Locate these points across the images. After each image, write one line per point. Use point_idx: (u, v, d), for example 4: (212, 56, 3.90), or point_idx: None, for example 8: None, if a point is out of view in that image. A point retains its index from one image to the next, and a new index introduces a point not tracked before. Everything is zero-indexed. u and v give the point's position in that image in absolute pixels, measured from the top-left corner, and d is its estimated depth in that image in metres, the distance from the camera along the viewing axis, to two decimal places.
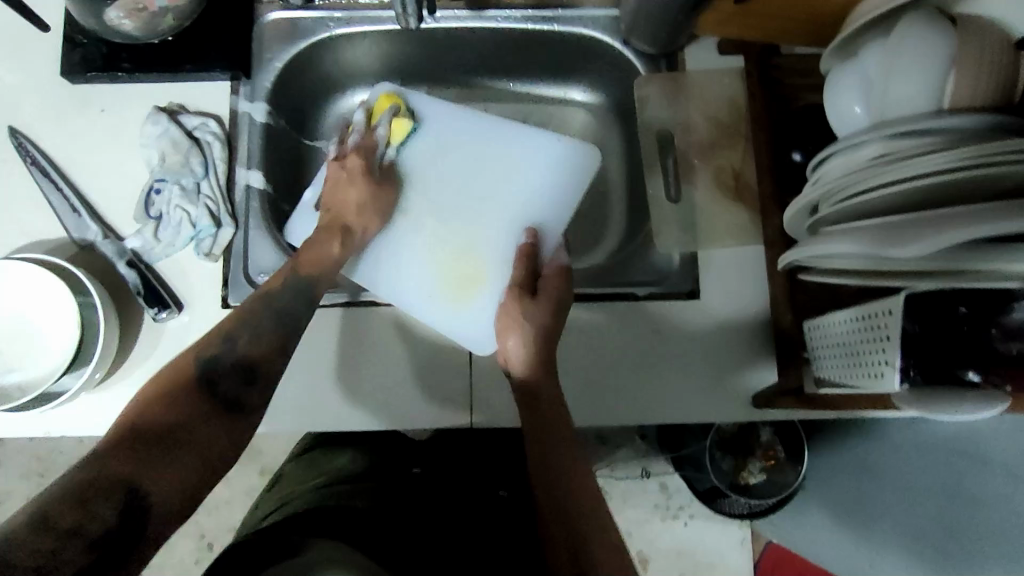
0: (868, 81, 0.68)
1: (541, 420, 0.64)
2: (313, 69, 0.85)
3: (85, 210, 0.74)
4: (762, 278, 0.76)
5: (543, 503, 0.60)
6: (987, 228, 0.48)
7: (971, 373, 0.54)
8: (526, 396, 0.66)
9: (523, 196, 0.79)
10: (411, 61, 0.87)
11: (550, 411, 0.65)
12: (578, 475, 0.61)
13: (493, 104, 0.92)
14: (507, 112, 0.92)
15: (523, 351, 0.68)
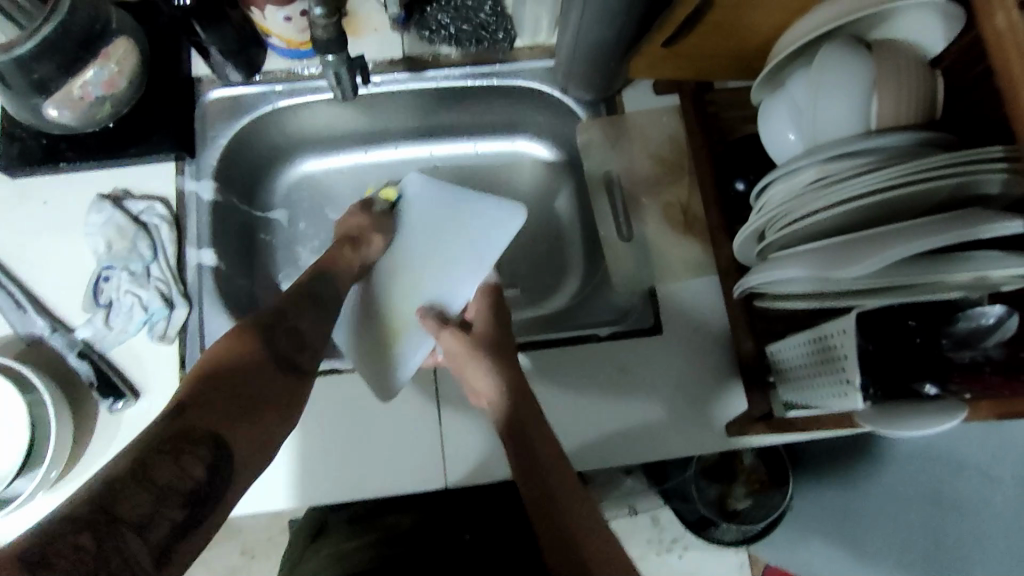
0: (797, 108, 0.70)
1: (523, 437, 0.65)
2: (259, 141, 0.85)
3: (30, 305, 0.72)
4: (720, 308, 0.77)
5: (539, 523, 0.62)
6: (932, 241, 0.50)
7: (930, 386, 0.54)
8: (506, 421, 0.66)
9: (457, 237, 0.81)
10: (356, 124, 0.88)
11: (534, 429, 0.65)
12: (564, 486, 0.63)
13: (441, 159, 0.93)
14: (455, 165, 0.93)
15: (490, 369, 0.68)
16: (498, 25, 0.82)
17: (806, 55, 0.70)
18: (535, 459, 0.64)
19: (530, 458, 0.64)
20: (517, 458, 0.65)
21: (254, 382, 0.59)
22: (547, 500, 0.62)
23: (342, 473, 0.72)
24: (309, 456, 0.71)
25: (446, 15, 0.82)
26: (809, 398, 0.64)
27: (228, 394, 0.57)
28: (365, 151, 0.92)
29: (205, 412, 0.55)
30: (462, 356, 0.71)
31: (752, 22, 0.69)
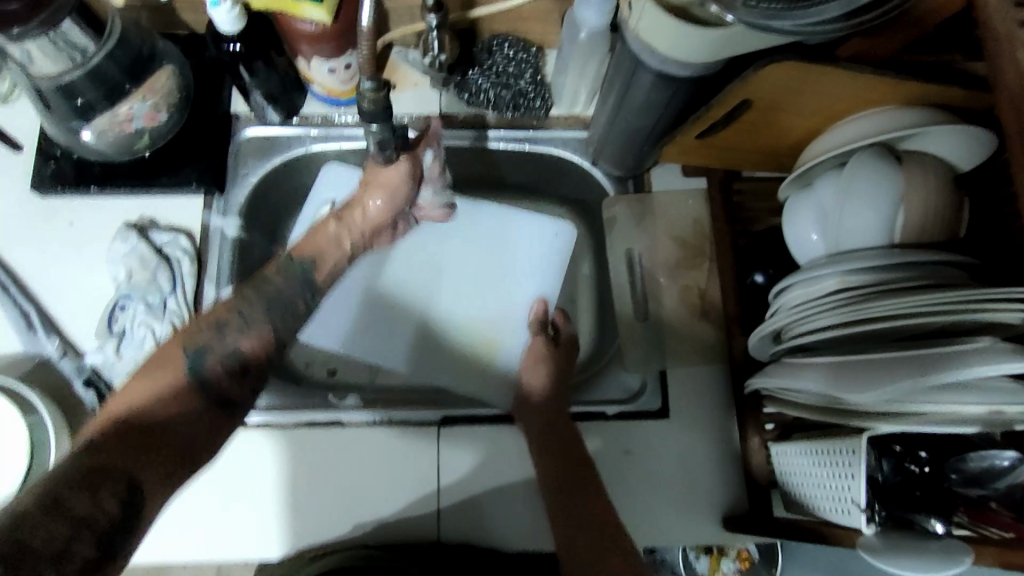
0: (823, 211, 0.70)
1: (557, 408, 0.74)
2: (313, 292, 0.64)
3: (41, 325, 0.72)
4: (726, 397, 0.77)
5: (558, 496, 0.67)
6: (949, 373, 0.51)
7: (936, 523, 0.55)
8: (545, 411, 0.73)
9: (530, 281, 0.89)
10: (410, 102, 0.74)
11: (572, 474, 0.68)
12: (576, 446, 0.71)
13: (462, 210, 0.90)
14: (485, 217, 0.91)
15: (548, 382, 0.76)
16: (536, 92, 0.83)
17: (837, 161, 0.71)
18: (567, 435, 0.72)
19: (561, 473, 0.68)
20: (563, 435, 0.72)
21: (172, 432, 0.55)
22: (576, 478, 0.68)
23: (345, 516, 0.72)
24: (315, 492, 0.72)
25: (486, 79, 0.82)
26: (810, 506, 0.64)
27: (140, 451, 0.53)
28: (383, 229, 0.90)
29: (115, 454, 0.52)
30: (537, 390, 0.75)
31: (786, 123, 0.70)
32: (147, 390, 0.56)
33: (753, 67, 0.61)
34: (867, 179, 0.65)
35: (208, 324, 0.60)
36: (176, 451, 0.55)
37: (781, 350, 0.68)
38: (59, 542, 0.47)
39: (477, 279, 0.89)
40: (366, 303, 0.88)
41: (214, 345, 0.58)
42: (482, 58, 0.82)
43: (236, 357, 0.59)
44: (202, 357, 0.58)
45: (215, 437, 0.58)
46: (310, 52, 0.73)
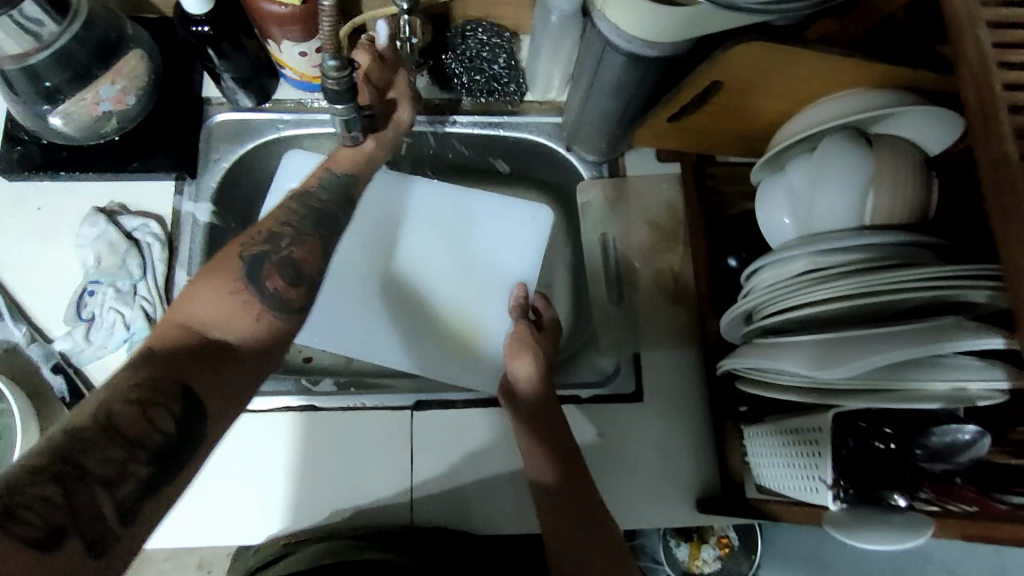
0: (794, 193, 0.70)
1: (539, 407, 0.69)
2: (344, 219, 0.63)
3: (8, 312, 0.72)
4: (700, 381, 0.78)
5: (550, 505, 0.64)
6: (917, 349, 0.51)
7: (898, 497, 0.56)
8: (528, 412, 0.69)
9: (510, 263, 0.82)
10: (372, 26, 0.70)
11: (560, 491, 0.64)
12: (566, 446, 0.67)
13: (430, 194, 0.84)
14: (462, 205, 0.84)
15: (532, 376, 0.70)
16: (510, 78, 0.83)
17: (807, 144, 0.71)
18: (554, 434, 0.67)
19: (546, 494, 0.65)
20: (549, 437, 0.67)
21: (241, 346, 0.51)
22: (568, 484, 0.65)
23: (320, 499, 0.72)
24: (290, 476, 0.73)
25: (459, 64, 0.82)
26: (779, 484, 0.65)
27: (160, 365, 0.48)
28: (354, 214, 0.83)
29: (184, 369, 0.48)
30: (522, 386, 0.70)
31: (757, 106, 0.71)
32: (226, 307, 0.53)
33: (720, 48, 0.61)
34: (837, 161, 0.65)
35: (261, 236, 0.58)
36: (248, 366, 0.51)
37: (752, 331, 0.68)
38: (111, 467, 0.43)
39: (459, 267, 0.83)
40: (344, 296, 0.80)
41: (271, 251, 0.56)
42: (455, 42, 0.82)
43: (286, 257, 0.57)
44: (261, 264, 0.55)
45: (266, 367, 0.53)
46: (281, 35, 0.72)
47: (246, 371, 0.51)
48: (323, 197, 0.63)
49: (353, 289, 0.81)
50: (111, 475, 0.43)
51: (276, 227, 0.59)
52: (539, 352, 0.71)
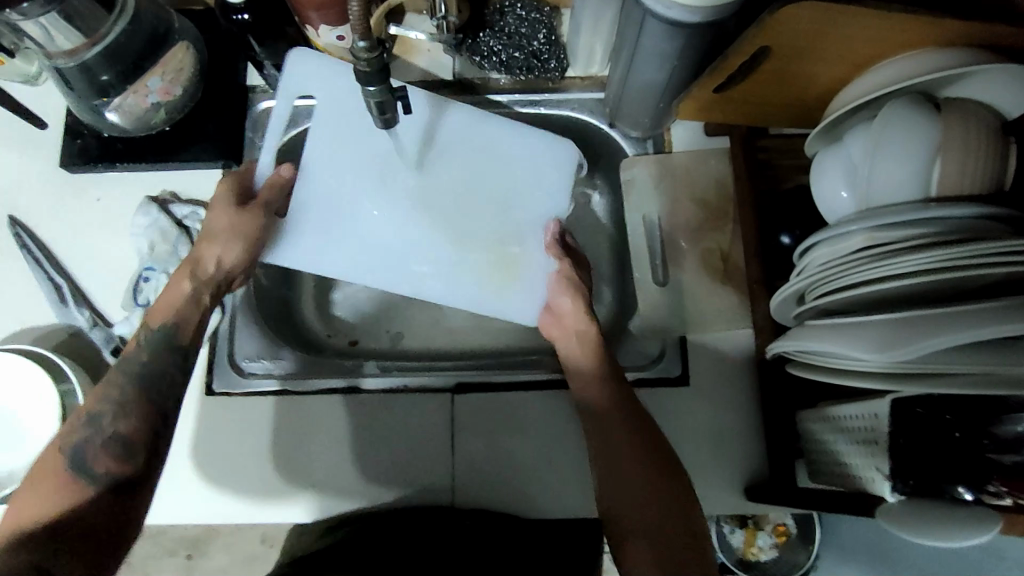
0: (852, 165, 0.66)
1: (590, 347, 0.69)
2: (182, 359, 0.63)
3: (71, 299, 0.75)
4: (750, 364, 0.74)
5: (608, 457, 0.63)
6: (985, 330, 0.47)
7: (963, 490, 0.51)
8: (582, 352, 0.69)
9: (537, 187, 0.78)
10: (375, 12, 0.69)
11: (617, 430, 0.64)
12: (620, 391, 0.66)
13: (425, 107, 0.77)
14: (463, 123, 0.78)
15: (580, 319, 0.71)
16: (551, 53, 0.80)
17: (866, 112, 0.66)
18: (609, 379, 0.67)
19: (603, 435, 0.64)
20: (597, 380, 0.67)
21: (75, 518, 0.54)
22: (637, 434, 0.63)
23: (364, 482, 0.73)
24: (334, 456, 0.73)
25: (498, 41, 0.80)
26: (835, 471, 0.61)
27: (39, 546, 0.51)
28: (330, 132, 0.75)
29: (32, 559, 0.50)
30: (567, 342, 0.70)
31: (811, 72, 0.66)
32: (41, 505, 0.55)
33: (768, 12, 0.58)
34: (898, 129, 0.60)
35: (85, 418, 0.59)
36: (91, 536, 0.53)
37: (805, 312, 0.65)
38: None
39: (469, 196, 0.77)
40: (347, 228, 0.75)
41: (91, 436, 0.57)
42: (494, 20, 0.81)
43: (112, 438, 0.58)
44: (83, 451, 0.57)
45: (120, 521, 0.56)
46: (317, 19, 0.72)
47: (93, 537, 0.54)
48: (148, 353, 0.62)
49: (350, 216, 0.75)
50: None
51: (96, 405, 0.59)
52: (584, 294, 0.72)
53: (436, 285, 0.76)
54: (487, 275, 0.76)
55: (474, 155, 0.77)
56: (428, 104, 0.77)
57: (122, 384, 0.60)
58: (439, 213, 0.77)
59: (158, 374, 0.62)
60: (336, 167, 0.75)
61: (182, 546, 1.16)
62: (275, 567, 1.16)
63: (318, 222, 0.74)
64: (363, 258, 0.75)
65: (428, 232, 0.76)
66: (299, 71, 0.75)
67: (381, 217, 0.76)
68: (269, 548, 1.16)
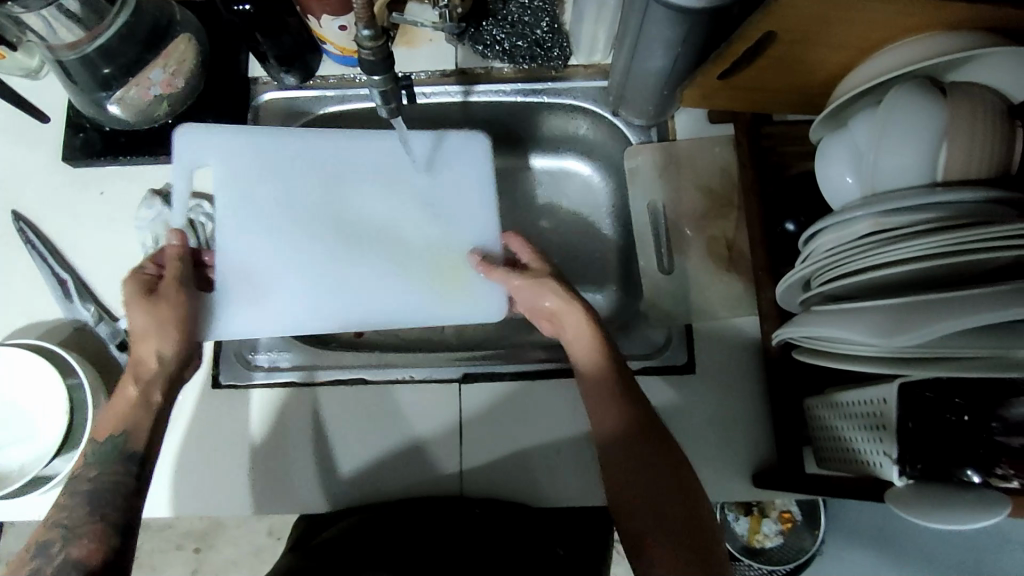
0: (858, 150, 0.65)
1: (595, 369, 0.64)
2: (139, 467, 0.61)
3: (76, 294, 0.75)
4: (756, 352, 0.75)
5: (615, 477, 0.60)
6: (992, 314, 0.47)
7: (971, 473, 0.52)
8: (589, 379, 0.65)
9: (482, 182, 0.79)
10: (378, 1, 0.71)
11: (610, 409, 0.62)
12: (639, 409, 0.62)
13: (348, 143, 0.78)
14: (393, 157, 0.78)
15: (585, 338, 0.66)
16: (553, 43, 0.80)
17: (872, 97, 0.66)
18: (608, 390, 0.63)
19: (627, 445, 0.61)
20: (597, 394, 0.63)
21: None
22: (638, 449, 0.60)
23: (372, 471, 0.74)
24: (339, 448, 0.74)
25: (500, 29, 0.80)
26: (841, 459, 0.62)
27: None
28: (255, 184, 0.75)
29: None
30: (579, 339, 0.66)
31: (817, 57, 0.66)
32: None
33: None
34: (904, 114, 0.60)
35: (39, 539, 0.57)
36: None
37: (811, 297, 0.65)
38: None
39: (397, 205, 0.78)
40: (290, 277, 0.75)
41: (53, 546, 0.56)
42: (497, 8, 0.80)
43: (74, 548, 0.56)
44: (52, 553, 0.56)
45: None
46: (319, 9, 0.72)
47: None
48: (94, 473, 0.60)
49: (291, 265, 0.75)
50: None
51: (50, 527, 0.57)
52: (579, 319, 0.66)
53: (382, 308, 0.76)
54: (430, 280, 0.77)
55: (404, 168, 0.78)
56: (228, 150, 0.74)
57: (78, 507, 0.58)
58: (380, 244, 0.77)
59: (121, 484, 0.60)
60: (247, 230, 0.74)
61: (189, 539, 1.17)
62: None
63: (241, 286, 0.73)
64: (324, 306, 0.75)
65: (366, 255, 0.76)
66: (187, 141, 0.73)
67: (323, 257, 0.75)
68: (276, 540, 1.17)
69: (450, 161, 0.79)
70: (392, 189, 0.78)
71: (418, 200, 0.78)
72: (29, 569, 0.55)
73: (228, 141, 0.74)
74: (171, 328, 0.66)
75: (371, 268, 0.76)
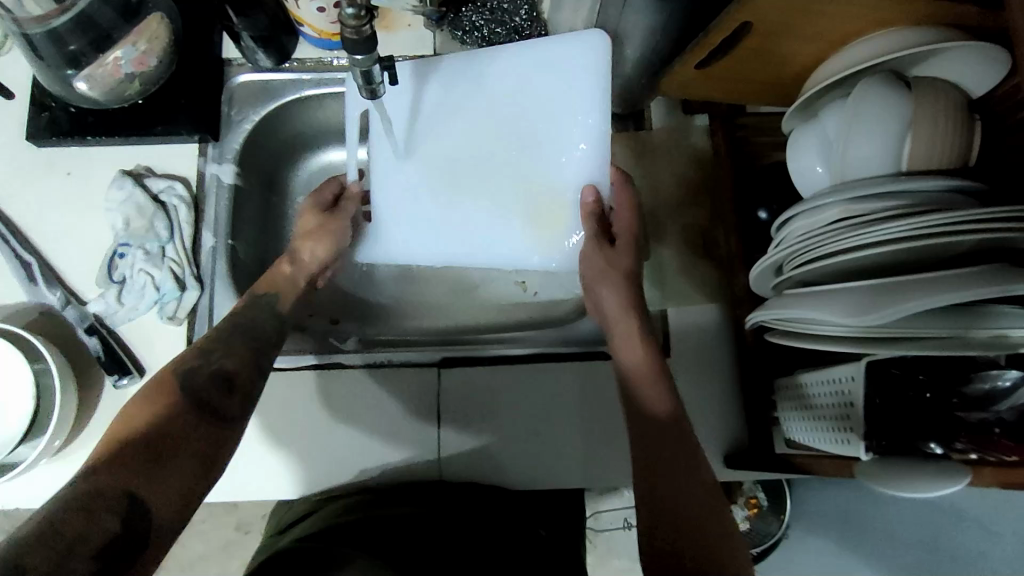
0: (826, 140, 0.68)
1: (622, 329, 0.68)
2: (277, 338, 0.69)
3: (42, 277, 0.73)
4: (729, 337, 0.76)
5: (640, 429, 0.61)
6: (954, 296, 0.49)
7: (934, 446, 0.55)
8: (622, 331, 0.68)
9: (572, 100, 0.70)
10: None
11: (639, 368, 0.65)
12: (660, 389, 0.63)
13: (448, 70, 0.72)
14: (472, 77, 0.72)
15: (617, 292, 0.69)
16: (532, 31, 0.81)
17: (840, 90, 0.68)
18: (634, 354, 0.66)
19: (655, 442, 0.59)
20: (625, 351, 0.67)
21: (169, 439, 0.55)
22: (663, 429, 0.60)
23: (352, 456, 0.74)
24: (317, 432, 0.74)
25: (480, 16, 0.80)
26: (809, 437, 0.64)
27: (143, 448, 0.53)
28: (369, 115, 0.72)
29: (123, 469, 0.51)
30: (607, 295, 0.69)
31: (788, 50, 0.68)
32: (144, 412, 0.57)
33: None
34: (871, 106, 0.62)
35: (195, 352, 0.63)
36: (188, 458, 0.55)
37: (783, 282, 0.66)
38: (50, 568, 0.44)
39: (489, 126, 0.71)
40: (519, 218, 0.70)
41: (198, 369, 0.61)
42: None
43: (216, 372, 0.62)
44: (192, 376, 0.60)
45: (207, 452, 0.57)
46: None
47: (190, 463, 0.55)
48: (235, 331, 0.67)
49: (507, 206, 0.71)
50: None
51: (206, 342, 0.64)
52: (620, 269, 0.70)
53: (484, 245, 0.71)
54: (527, 219, 0.70)
55: (530, 85, 0.71)
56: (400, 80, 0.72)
57: (203, 370, 0.61)
58: (532, 173, 0.70)
59: (257, 336, 0.67)
60: (394, 160, 0.72)
61: None
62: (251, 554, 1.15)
63: (420, 221, 0.72)
64: (437, 241, 0.72)
65: (459, 185, 0.72)
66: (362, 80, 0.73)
67: (536, 200, 0.70)
68: (245, 534, 1.15)
69: (551, 74, 0.70)
70: (505, 113, 0.71)
71: (533, 120, 0.70)
72: (173, 385, 0.59)
73: (446, 73, 0.72)
74: (332, 239, 0.75)
75: (515, 203, 0.70)
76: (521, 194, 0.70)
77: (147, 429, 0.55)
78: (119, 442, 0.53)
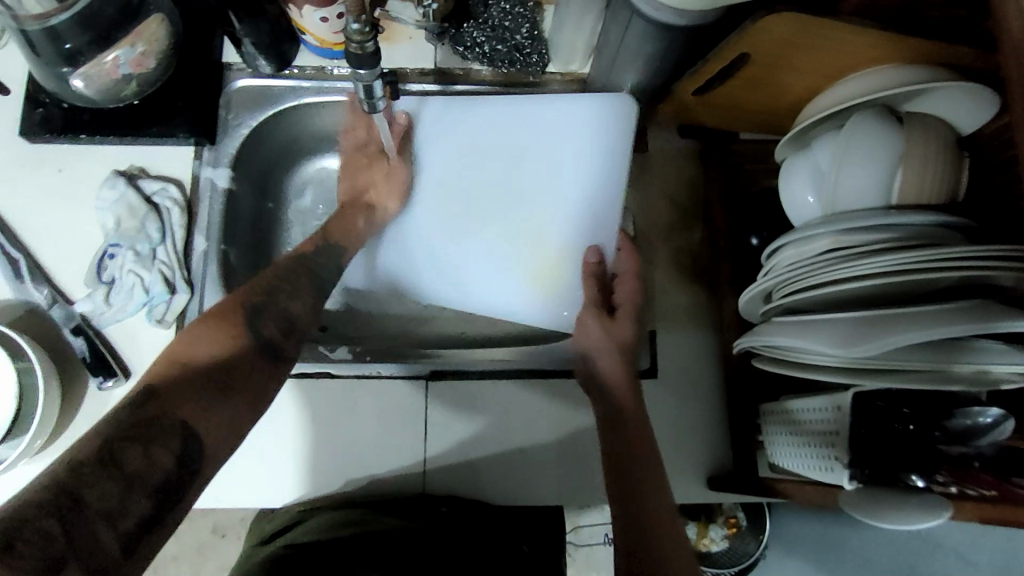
0: (819, 170, 0.69)
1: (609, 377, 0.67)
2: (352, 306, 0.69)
3: (29, 275, 0.72)
4: (716, 360, 0.77)
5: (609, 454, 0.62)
6: (939, 330, 0.50)
7: (916, 478, 0.55)
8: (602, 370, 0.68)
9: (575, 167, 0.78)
10: None
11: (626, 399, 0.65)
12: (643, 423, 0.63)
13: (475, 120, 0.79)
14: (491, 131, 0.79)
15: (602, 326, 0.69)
16: (533, 49, 0.81)
17: (834, 122, 0.69)
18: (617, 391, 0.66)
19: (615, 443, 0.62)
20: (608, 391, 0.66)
21: (224, 374, 0.57)
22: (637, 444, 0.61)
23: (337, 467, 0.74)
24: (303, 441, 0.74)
25: (482, 33, 0.79)
26: (793, 463, 0.65)
27: (199, 383, 0.55)
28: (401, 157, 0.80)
29: (176, 395, 0.54)
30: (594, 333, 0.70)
31: (785, 80, 0.69)
32: (200, 346, 0.58)
33: (751, 18, 0.60)
34: (863, 139, 0.63)
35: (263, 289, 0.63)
36: (244, 390, 0.58)
37: (772, 308, 0.67)
38: (109, 500, 0.48)
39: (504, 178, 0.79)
40: (519, 271, 0.78)
41: (268, 304, 0.62)
42: (479, 10, 0.79)
43: (283, 312, 0.63)
44: (261, 311, 0.62)
45: (266, 383, 0.60)
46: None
47: (247, 390, 0.58)
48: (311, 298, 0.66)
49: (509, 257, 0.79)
50: (105, 518, 0.48)
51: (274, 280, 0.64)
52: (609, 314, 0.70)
53: (494, 286, 0.79)
54: (525, 268, 0.78)
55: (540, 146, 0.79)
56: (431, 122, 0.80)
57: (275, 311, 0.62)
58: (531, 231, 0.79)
59: (331, 284, 0.68)
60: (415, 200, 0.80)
61: None
62: (226, 559, 1.14)
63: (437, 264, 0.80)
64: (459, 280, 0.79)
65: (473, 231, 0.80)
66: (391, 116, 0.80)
67: (534, 252, 0.78)
68: (220, 538, 1.14)
69: (562, 138, 0.78)
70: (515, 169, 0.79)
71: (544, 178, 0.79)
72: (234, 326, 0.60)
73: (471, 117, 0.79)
74: None
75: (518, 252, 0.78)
76: (524, 248, 0.78)
77: (204, 356, 0.57)
78: (179, 368, 0.56)
